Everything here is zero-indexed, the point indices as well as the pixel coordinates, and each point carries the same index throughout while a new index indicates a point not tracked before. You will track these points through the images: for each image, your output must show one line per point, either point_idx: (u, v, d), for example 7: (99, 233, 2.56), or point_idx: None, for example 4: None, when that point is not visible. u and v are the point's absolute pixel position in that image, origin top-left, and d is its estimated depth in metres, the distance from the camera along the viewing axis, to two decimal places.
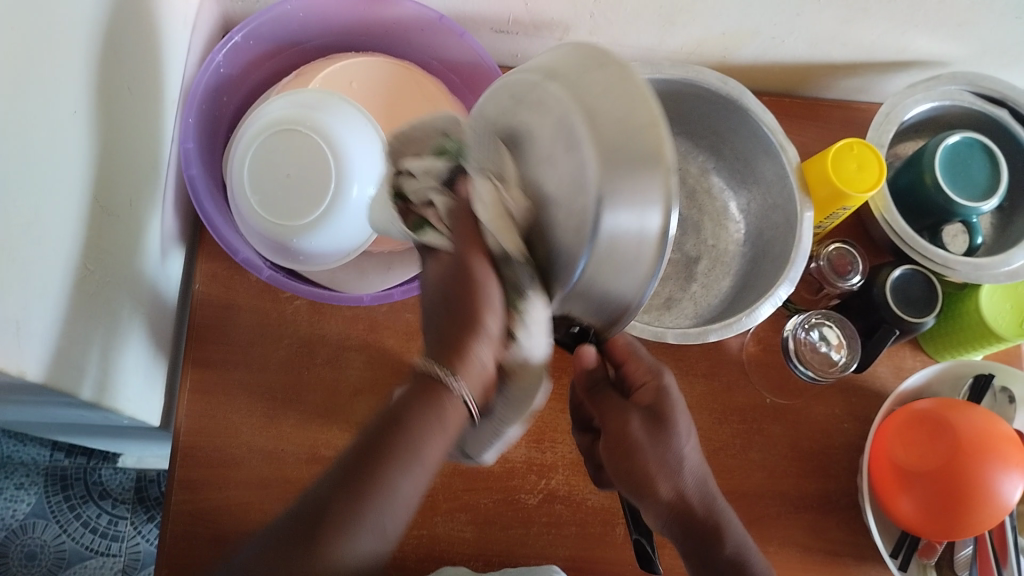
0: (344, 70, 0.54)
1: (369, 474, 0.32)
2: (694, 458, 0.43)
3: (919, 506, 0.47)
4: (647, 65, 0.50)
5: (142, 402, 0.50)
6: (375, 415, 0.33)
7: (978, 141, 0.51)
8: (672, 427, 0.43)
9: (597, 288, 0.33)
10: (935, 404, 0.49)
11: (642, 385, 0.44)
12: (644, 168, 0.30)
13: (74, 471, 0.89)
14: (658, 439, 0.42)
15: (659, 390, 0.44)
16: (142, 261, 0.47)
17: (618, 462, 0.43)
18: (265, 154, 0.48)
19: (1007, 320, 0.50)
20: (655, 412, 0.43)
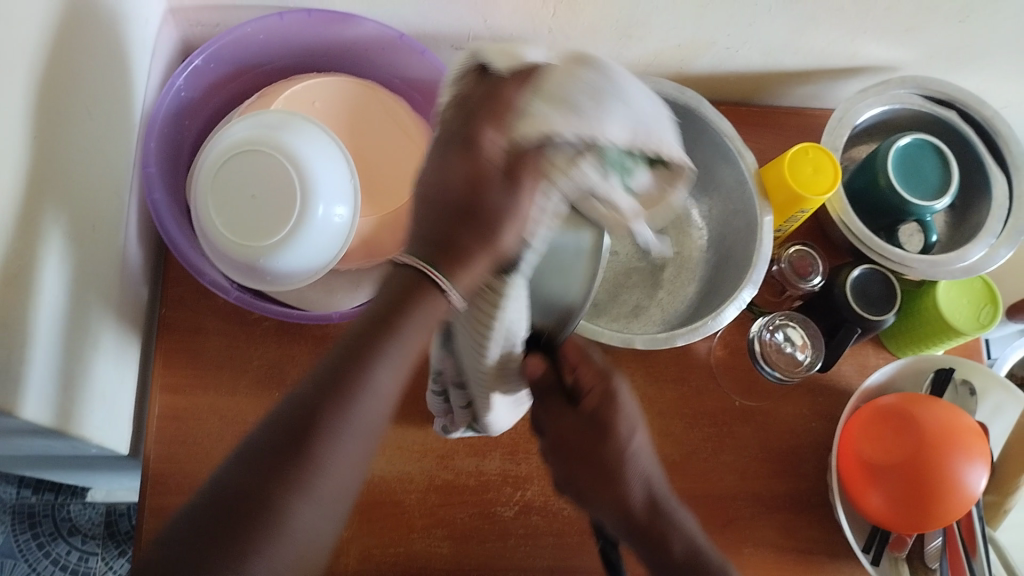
0: (307, 90, 0.54)
1: (319, 423, 0.31)
2: (638, 459, 0.42)
3: (889, 501, 0.48)
4: None
5: (111, 430, 0.50)
6: (321, 366, 0.33)
7: (929, 141, 0.52)
8: (614, 431, 0.41)
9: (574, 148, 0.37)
10: (898, 399, 0.50)
11: (590, 390, 0.41)
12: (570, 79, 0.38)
13: (42, 508, 0.88)
14: (599, 441, 0.41)
15: (606, 394, 0.41)
16: (107, 287, 0.47)
17: (566, 467, 0.43)
18: (228, 176, 0.48)
19: (965, 314, 0.51)
20: (599, 418, 0.41)
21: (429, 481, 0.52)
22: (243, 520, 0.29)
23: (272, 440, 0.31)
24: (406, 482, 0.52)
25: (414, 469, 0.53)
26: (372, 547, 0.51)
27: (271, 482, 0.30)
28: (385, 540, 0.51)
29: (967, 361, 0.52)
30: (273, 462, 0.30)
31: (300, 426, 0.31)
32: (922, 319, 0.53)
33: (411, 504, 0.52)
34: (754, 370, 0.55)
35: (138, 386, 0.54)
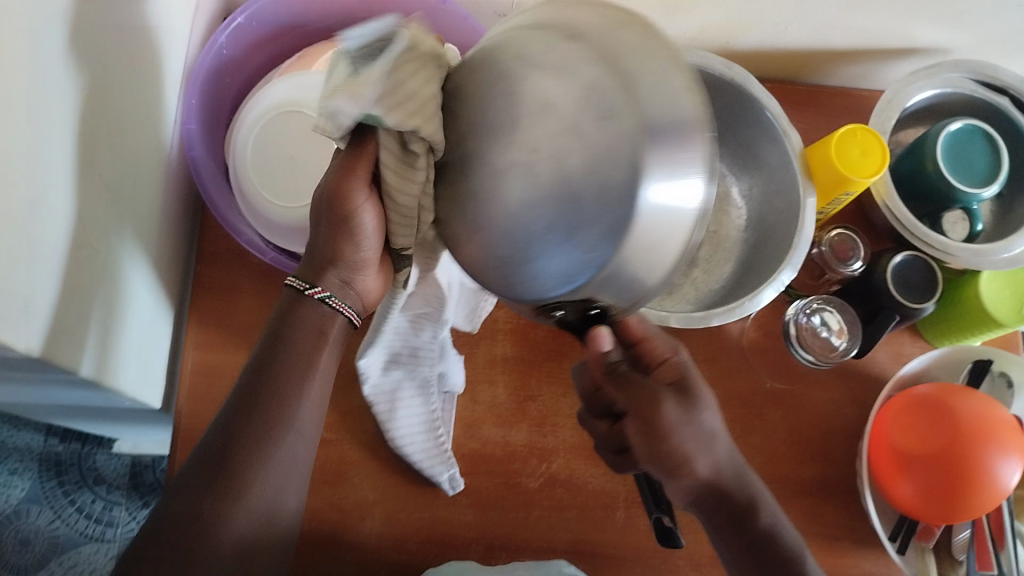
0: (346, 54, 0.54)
1: (243, 450, 0.36)
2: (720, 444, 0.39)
3: (920, 490, 0.47)
4: None
5: (145, 385, 0.50)
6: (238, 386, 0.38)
7: (979, 127, 0.51)
8: (701, 395, 0.40)
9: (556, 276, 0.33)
10: (933, 389, 0.50)
11: (661, 363, 0.41)
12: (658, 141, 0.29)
13: (68, 458, 0.90)
14: (691, 402, 0.39)
15: (678, 365, 0.41)
16: (145, 242, 0.47)
17: (650, 447, 0.38)
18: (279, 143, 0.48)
19: (1007, 305, 0.50)
20: (682, 385, 0.40)
21: (455, 450, 0.52)
22: (179, 539, 0.34)
23: (201, 467, 0.36)
24: None
25: None
26: (398, 510, 0.51)
27: (202, 510, 0.35)
28: (410, 505, 0.51)
29: (1002, 352, 0.51)
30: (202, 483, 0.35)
31: (225, 449, 0.36)
32: (961, 310, 0.52)
33: None
34: (788, 353, 0.55)
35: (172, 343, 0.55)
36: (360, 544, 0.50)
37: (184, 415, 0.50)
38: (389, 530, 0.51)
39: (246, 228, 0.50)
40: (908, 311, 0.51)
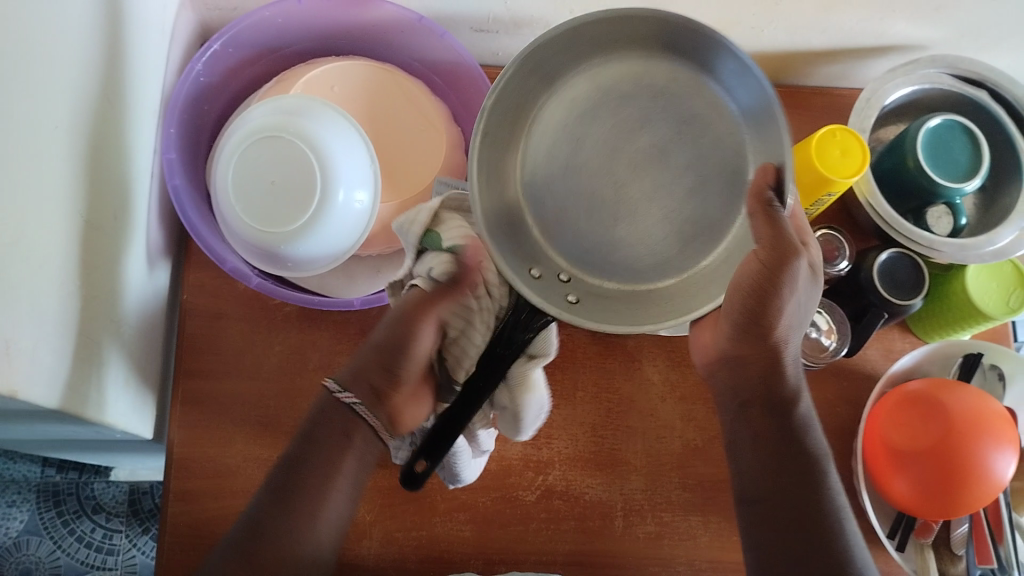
0: (324, 74, 0.53)
1: (298, 478, 0.41)
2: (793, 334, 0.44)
3: (915, 486, 0.47)
4: None
5: (135, 415, 0.50)
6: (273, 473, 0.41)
7: (959, 122, 0.51)
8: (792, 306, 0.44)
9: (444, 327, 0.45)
10: (926, 384, 0.50)
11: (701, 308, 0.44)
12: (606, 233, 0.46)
13: (66, 487, 0.89)
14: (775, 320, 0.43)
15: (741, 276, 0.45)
16: (128, 274, 0.47)
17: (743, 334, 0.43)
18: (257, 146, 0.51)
19: (995, 298, 0.50)
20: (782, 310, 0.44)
21: None
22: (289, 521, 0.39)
23: (273, 494, 0.40)
24: None
25: None
26: (395, 530, 0.51)
27: (279, 511, 0.40)
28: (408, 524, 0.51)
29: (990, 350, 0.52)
30: (272, 502, 0.40)
31: (281, 488, 0.40)
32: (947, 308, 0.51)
33: (433, 488, 0.52)
34: None
35: (163, 370, 0.55)
36: (358, 566, 0.50)
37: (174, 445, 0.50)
38: (388, 550, 0.50)
39: (222, 251, 0.50)
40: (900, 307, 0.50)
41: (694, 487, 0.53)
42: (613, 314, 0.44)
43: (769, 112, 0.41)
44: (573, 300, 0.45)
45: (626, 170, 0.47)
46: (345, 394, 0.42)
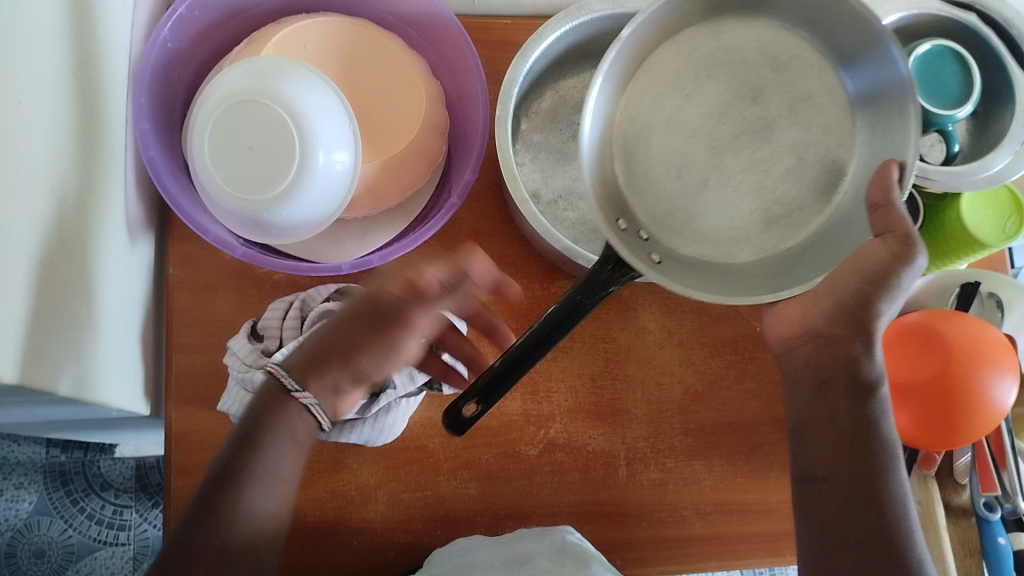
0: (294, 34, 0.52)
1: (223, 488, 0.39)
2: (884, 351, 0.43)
3: (915, 418, 0.47)
4: (608, 1, 0.52)
5: (129, 395, 0.50)
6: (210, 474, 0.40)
7: (949, 48, 0.50)
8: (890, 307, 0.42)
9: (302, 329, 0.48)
10: (924, 316, 0.49)
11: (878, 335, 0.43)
12: (702, 210, 0.46)
13: (72, 466, 0.89)
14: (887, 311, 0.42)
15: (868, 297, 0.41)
16: (109, 252, 0.46)
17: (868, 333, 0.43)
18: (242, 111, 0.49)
19: (990, 226, 0.49)
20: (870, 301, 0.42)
21: None
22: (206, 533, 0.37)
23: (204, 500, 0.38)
24: (428, 426, 0.52)
25: (435, 413, 0.52)
26: (400, 492, 0.51)
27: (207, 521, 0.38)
28: (412, 484, 0.51)
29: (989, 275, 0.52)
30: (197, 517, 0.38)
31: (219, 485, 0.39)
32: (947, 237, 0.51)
33: (436, 447, 0.51)
34: None
35: (154, 346, 0.54)
36: (366, 529, 0.50)
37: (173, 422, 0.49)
38: (393, 511, 0.50)
39: (201, 221, 0.48)
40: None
41: (695, 431, 0.53)
42: (694, 278, 0.44)
43: (904, 100, 0.41)
44: (662, 259, 0.44)
45: (727, 140, 0.47)
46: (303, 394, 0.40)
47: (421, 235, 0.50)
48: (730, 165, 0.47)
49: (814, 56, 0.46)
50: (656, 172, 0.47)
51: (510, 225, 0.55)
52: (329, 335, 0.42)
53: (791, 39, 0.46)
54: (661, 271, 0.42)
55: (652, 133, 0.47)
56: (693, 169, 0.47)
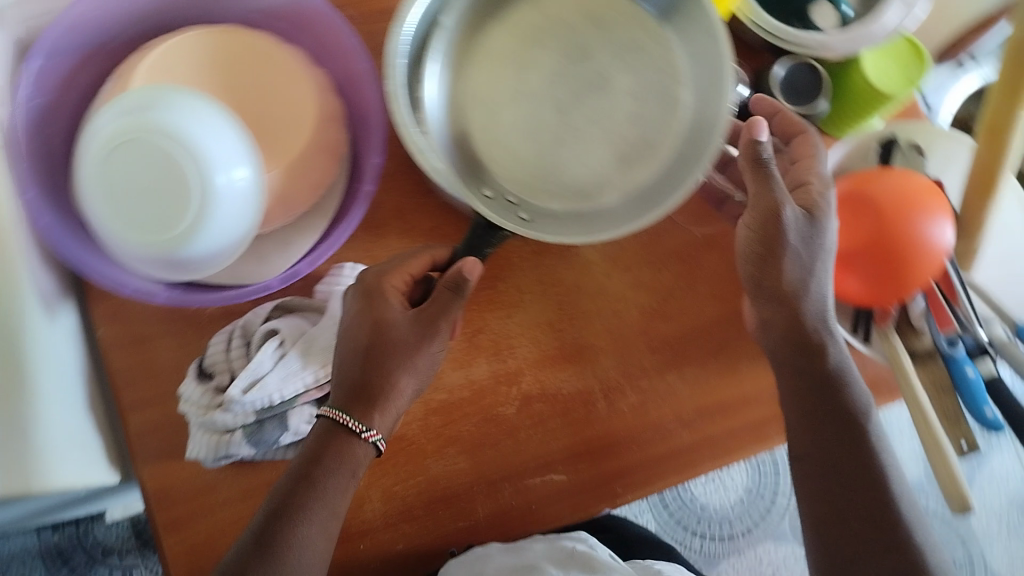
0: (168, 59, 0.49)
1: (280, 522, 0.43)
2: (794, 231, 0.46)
3: (867, 282, 0.49)
4: None
5: (70, 465, 0.49)
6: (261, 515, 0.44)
7: None
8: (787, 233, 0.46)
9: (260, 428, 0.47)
10: (851, 183, 0.51)
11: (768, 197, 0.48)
12: (561, 169, 0.45)
13: (68, 543, 0.87)
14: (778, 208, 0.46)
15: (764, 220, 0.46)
16: (16, 325, 0.44)
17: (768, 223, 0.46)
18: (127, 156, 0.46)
19: (895, 76, 0.50)
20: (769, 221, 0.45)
21: (425, 407, 0.51)
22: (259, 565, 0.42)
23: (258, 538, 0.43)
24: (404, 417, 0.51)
25: None
26: (394, 487, 0.50)
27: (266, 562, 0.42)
28: (404, 478, 0.50)
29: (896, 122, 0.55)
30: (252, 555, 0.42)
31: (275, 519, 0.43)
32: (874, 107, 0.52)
33: (416, 434, 0.51)
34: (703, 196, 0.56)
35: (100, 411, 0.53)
36: (370, 536, 0.50)
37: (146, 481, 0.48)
38: (393, 510, 0.50)
39: (101, 268, 0.47)
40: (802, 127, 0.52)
41: (660, 346, 0.54)
42: (560, 226, 0.44)
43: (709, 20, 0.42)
44: (530, 218, 0.44)
45: (567, 98, 0.46)
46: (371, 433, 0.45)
47: (343, 232, 0.51)
48: (580, 115, 0.46)
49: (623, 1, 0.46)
50: (512, 141, 0.46)
51: (430, 196, 0.54)
52: (381, 386, 0.46)
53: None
54: (530, 227, 0.43)
55: (496, 104, 0.46)
56: (547, 126, 0.46)
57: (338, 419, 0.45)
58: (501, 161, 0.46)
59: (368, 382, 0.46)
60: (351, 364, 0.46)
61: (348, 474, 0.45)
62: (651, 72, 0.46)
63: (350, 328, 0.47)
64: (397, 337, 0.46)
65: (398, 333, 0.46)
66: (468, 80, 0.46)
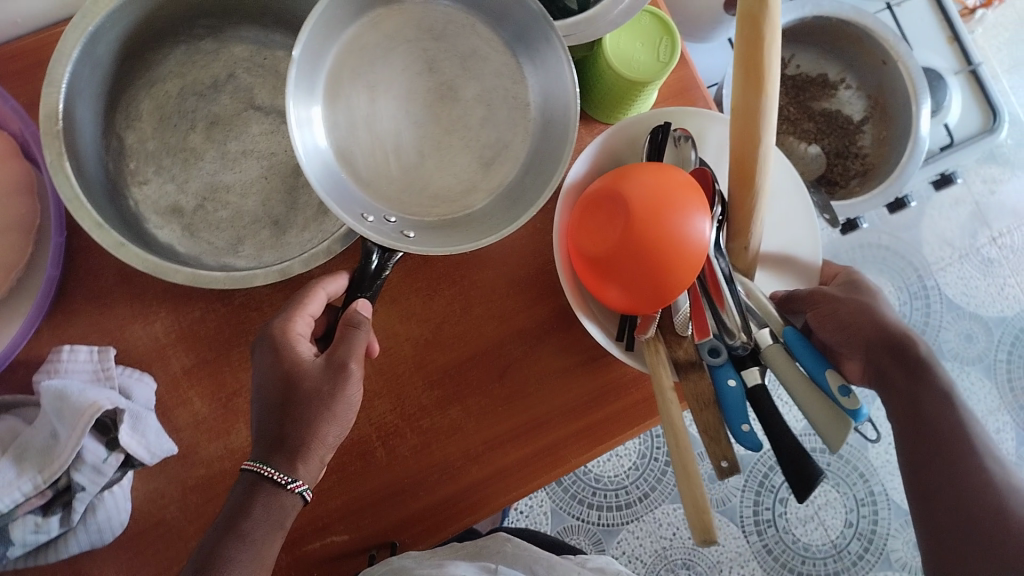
0: (360, 46, 0.56)
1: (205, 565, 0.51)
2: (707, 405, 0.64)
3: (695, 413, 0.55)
4: None
5: None
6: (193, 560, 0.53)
7: None
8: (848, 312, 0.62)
9: (26, 515, 0.56)
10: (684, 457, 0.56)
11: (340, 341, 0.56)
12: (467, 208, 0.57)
13: None
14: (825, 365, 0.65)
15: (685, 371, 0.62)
16: None
17: None
18: (366, 114, 0.57)
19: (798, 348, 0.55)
20: None
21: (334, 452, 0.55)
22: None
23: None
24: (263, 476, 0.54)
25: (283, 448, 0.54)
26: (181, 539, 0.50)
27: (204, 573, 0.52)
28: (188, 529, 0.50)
29: (831, 370, 0.59)
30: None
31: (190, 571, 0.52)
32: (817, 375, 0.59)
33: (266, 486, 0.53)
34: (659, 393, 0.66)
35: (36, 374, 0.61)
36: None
37: (176, 436, 0.62)
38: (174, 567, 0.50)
39: None
40: (748, 384, 0.59)
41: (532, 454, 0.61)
42: (438, 239, 0.53)
43: (548, 35, 0.52)
44: (411, 236, 0.54)
45: (449, 144, 0.58)
46: (295, 483, 0.54)
47: (42, 306, 0.60)
48: (473, 122, 0.58)
49: (490, 34, 0.57)
50: (429, 176, 0.57)
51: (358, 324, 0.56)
52: (301, 439, 0.54)
53: (456, 14, 0.57)
54: (405, 243, 0.52)
55: (369, 113, 0.57)
56: (459, 152, 0.58)
57: (261, 471, 0.53)
58: (377, 179, 0.56)
59: (289, 437, 0.54)
60: (272, 412, 0.55)
61: (277, 523, 0.54)
62: (498, 127, 0.58)
63: (272, 364, 0.56)
64: (313, 386, 0.55)
65: (310, 374, 0.55)
66: (393, 107, 0.58)
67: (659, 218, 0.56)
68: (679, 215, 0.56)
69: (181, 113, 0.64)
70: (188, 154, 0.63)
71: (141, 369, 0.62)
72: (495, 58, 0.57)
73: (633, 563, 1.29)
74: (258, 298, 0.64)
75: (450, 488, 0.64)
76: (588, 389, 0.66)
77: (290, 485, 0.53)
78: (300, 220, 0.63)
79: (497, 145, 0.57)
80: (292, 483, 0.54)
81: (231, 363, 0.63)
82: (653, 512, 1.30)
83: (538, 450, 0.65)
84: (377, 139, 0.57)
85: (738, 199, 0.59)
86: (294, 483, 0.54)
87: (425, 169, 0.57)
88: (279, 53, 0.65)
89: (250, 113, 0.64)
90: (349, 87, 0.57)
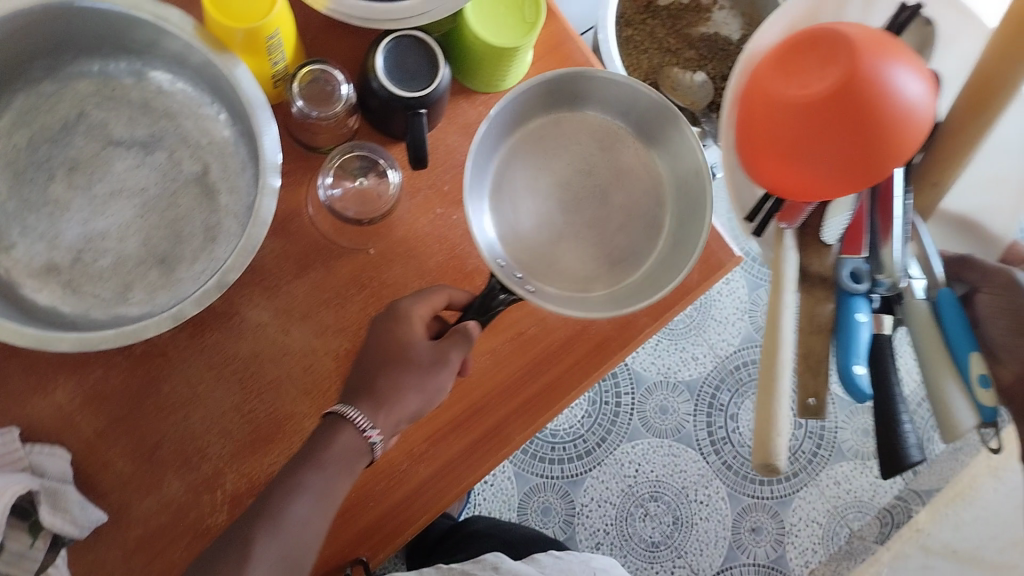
0: (553, 125, 0.65)
1: None
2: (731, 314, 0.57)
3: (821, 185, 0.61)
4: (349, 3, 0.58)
5: None
6: None
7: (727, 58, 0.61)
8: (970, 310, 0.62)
9: None
10: None
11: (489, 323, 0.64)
12: (587, 292, 0.61)
13: None
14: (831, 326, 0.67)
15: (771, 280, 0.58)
16: None
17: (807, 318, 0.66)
18: (519, 204, 0.63)
19: None
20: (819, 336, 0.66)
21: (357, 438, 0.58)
22: None
23: None
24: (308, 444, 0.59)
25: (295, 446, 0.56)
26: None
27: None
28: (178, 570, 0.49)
29: None
30: None
31: None
32: None
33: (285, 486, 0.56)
34: (591, 352, 0.66)
35: None
36: None
37: (104, 500, 0.59)
38: None
39: None
40: None
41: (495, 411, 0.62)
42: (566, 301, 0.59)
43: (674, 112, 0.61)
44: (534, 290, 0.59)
45: (587, 232, 0.64)
46: (370, 433, 0.57)
47: None
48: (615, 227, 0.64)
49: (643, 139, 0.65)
50: (567, 262, 0.63)
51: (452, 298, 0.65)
52: (383, 396, 0.58)
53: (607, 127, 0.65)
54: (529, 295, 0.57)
55: (519, 206, 0.63)
56: (596, 247, 0.63)
57: (346, 413, 0.57)
58: (519, 255, 0.62)
59: (381, 388, 0.58)
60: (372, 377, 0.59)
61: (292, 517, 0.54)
62: (636, 218, 0.64)
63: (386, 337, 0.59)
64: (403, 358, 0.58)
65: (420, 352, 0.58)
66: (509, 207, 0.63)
67: (855, 72, 0.56)
68: (897, 65, 0.57)
69: (35, 164, 0.59)
70: (52, 207, 0.59)
71: (51, 441, 0.59)
72: (638, 167, 0.65)
73: (604, 506, 1.31)
74: (160, 343, 0.61)
75: (403, 492, 0.63)
76: (519, 363, 0.65)
77: (362, 428, 0.57)
78: (188, 253, 0.59)
79: (626, 253, 0.63)
80: (367, 428, 0.57)
81: (146, 414, 0.60)
82: (612, 455, 1.32)
83: (482, 436, 0.64)
84: (534, 231, 0.63)
85: (934, 121, 0.62)
86: (369, 430, 0.57)
87: (557, 249, 0.63)
88: (126, 82, 0.61)
89: (109, 150, 0.60)
90: (521, 157, 0.64)
